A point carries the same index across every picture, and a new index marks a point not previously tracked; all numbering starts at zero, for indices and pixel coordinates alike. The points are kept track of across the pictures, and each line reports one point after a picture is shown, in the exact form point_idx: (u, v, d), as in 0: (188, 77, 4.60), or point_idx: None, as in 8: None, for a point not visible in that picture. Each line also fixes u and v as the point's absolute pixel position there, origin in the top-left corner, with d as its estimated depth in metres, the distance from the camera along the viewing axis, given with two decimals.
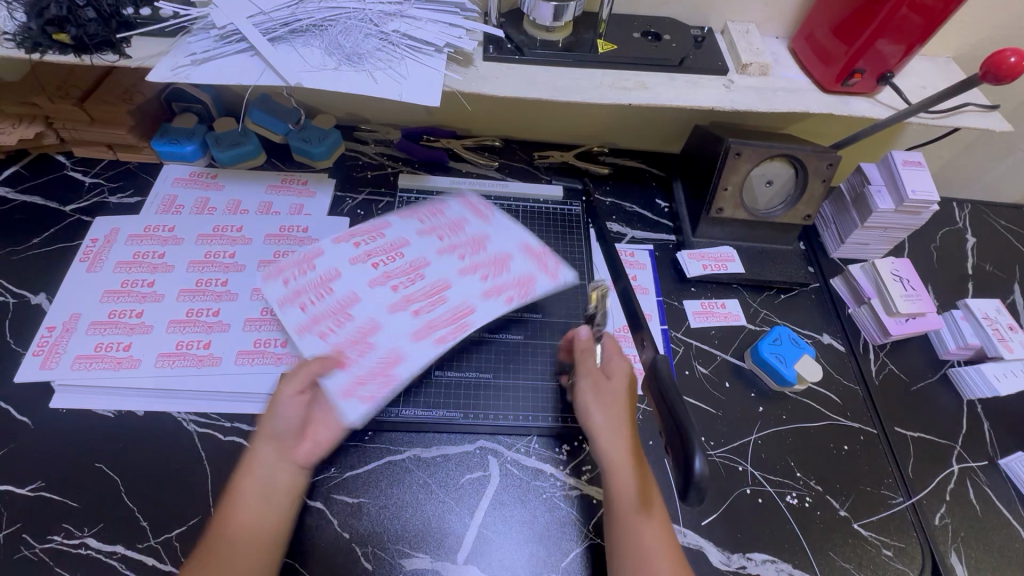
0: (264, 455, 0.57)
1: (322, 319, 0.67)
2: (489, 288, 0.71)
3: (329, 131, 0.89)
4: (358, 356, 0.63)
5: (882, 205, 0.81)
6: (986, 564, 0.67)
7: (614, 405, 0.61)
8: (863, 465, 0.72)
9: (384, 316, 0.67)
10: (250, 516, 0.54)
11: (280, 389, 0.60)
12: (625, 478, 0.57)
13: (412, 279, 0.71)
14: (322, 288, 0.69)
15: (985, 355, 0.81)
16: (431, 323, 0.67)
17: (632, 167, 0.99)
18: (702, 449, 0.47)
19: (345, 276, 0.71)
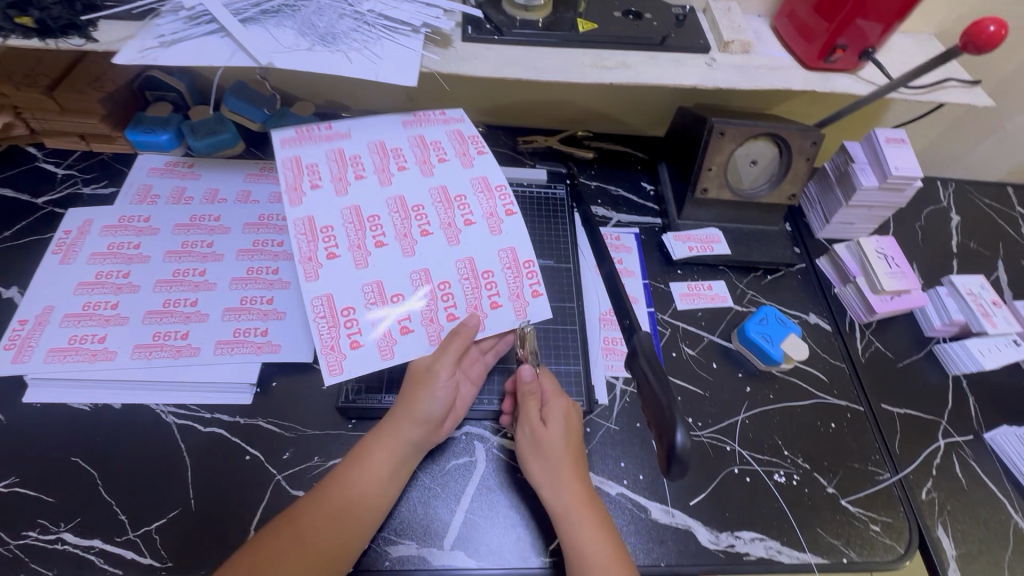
0: (412, 434, 0.59)
1: (382, 322, 0.59)
2: (481, 183, 0.67)
3: (309, 118, 0.87)
4: (381, 311, 0.60)
5: (866, 182, 0.81)
6: (972, 537, 0.67)
7: (557, 448, 0.60)
8: (851, 442, 0.72)
9: (434, 259, 0.62)
10: (372, 492, 0.57)
11: (417, 379, 0.60)
12: (574, 521, 0.57)
13: (368, 208, 0.64)
14: (373, 282, 0.60)
15: (970, 331, 0.82)
16: (470, 235, 0.64)
17: (617, 151, 0.99)
18: (684, 425, 0.46)
19: (378, 246, 0.62)
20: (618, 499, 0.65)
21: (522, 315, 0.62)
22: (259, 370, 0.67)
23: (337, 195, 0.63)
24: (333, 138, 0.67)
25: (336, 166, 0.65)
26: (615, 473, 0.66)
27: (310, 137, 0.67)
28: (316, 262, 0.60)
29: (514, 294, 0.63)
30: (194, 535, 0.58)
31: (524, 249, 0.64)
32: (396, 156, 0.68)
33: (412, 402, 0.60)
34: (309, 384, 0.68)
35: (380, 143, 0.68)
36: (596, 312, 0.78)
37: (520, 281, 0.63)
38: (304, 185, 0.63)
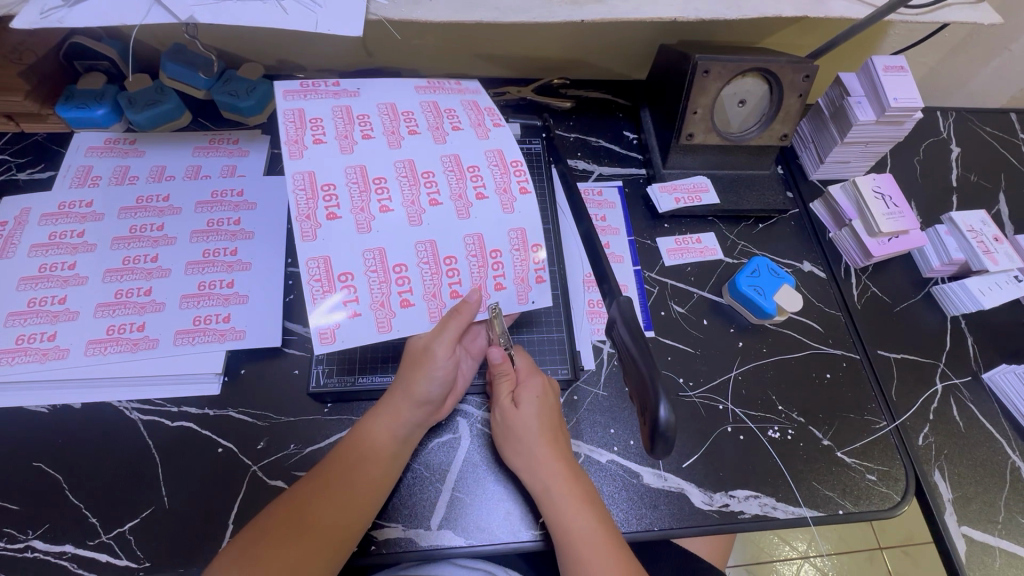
0: (414, 415, 0.57)
1: (380, 294, 0.55)
2: (495, 156, 0.61)
3: (257, 81, 0.80)
4: (375, 290, 0.55)
5: (863, 117, 0.75)
6: (969, 480, 0.66)
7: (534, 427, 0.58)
8: (846, 392, 0.70)
9: (441, 232, 0.57)
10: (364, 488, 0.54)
11: (418, 358, 0.57)
12: (559, 501, 0.55)
13: (378, 181, 0.57)
14: (374, 249, 0.55)
15: (970, 270, 0.78)
16: (481, 210, 0.58)
17: (596, 98, 0.91)
18: (668, 396, 0.43)
19: (383, 211, 0.56)
20: (608, 466, 0.63)
21: (525, 301, 0.60)
22: (225, 358, 0.64)
23: (341, 152, 0.57)
24: (341, 95, 0.61)
25: (341, 123, 0.59)
26: (605, 440, 0.64)
27: (316, 91, 0.61)
28: (314, 222, 0.54)
29: (518, 277, 0.59)
30: (171, 534, 0.56)
31: (535, 232, 0.59)
32: (407, 119, 0.62)
33: (409, 385, 0.57)
34: (279, 370, 0.65)
35: (391, 105, 0.62)
36: (579, 275, 0.74)
37: (527, 265, 0.59)
38: (306, 139, 0.57)
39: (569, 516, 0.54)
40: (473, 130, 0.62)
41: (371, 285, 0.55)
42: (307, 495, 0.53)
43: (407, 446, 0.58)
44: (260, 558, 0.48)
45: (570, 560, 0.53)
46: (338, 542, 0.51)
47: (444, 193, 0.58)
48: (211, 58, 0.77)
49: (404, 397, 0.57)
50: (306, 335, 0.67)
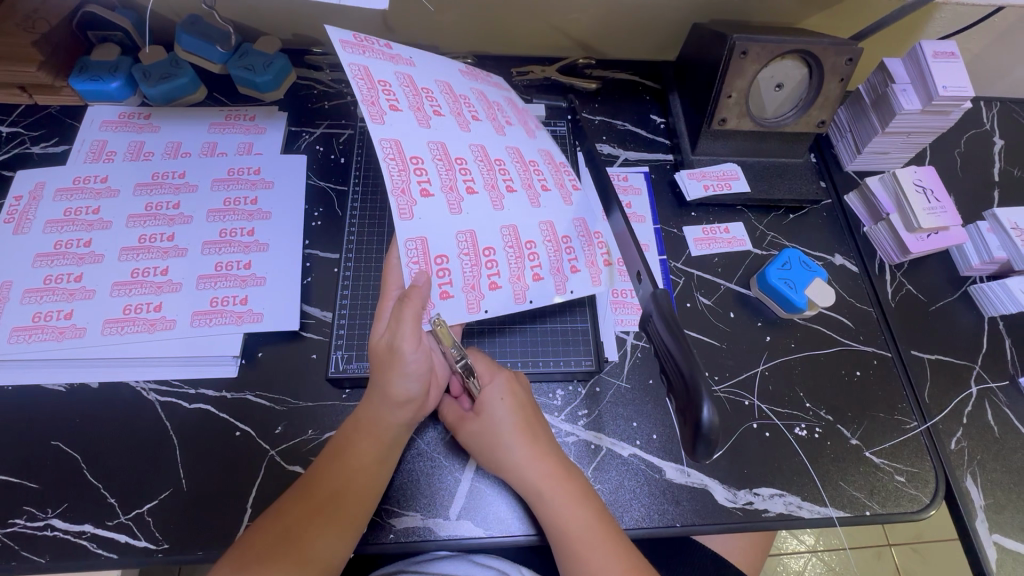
0: (398, 417, 0.55)
1: (471, 275, 0.56)
2: (547, 157, 0.65)
3: (275, 56, 0.78)
4: (466, 274, 0.56)
5: (908, 106, 0.72)
6: (1002, 486, 0.64)
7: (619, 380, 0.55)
8: (876, 390, 0.68)
9: (519, 217, 0.59)
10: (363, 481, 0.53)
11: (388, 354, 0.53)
12: (551, 501, 0.54)
13: (459, 163, 0.58)
14: (466, 232, 0.56)
15: (1010, 269, 0.75)
16: (548, 200, 0.62)
17: (623, 80, 0.88)
18: (711, 395, 0.42)
19: (470, 193, 0.57)
20: (631, 460, 0.62)
21: (598, 282, 0.61)
22: (242, 340, 0.63)
23: (420, 126, 0.56)
24: (398, 60, 0.59)
25: (410, 93, 0.58)
26: (627, 433, 0.63)
27: (371, 49, 0.58)
28: (410, 198, 0.54)
29: (588, 261, 0.61)
30: (189, 517, 0.55)
31: (594, 221, 0.63)
32: (466, 102, 0.62)
33: (385, 386, 0.53)
34: (297, 354, 0.64)
35: (447, 84, 0.62)
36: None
37: (592, 249, 0.62)
38: (382, 102, 0.55)
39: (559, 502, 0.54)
40: (522, 128, 0.66)
41: (463, 266, 0.56)
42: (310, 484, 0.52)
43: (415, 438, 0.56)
44: (259, 554, 0.47)
45: (569, 556, 0.53)
46: (339, 552, 0.50)
47: (517, 185, 0.61)
48: (228, 32, 0.75)
49: (380, 398, 0.54)
50: (324, 319, 0.66)
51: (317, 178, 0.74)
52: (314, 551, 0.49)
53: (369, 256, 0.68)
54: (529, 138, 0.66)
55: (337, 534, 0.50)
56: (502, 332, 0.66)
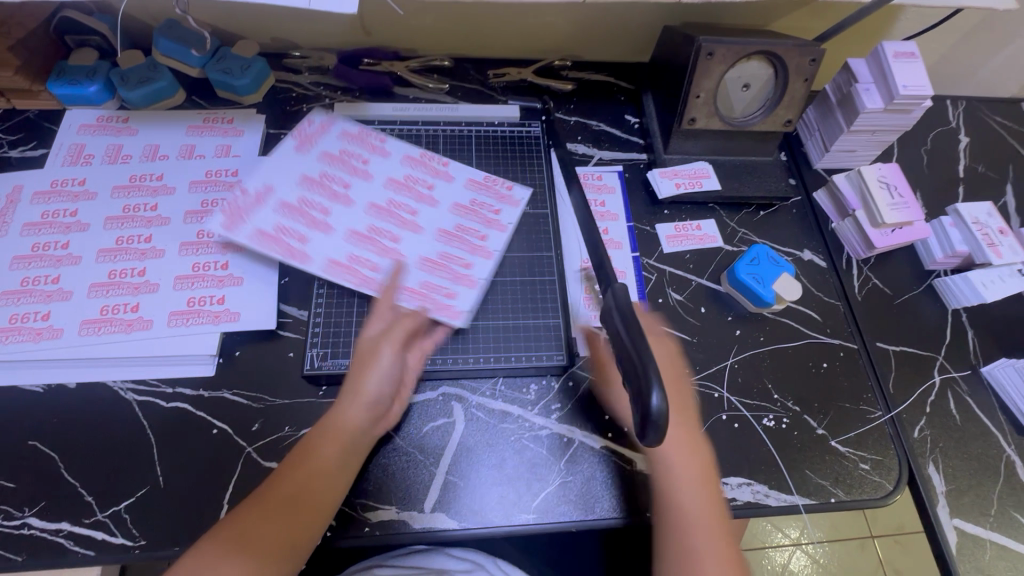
0: (357, 415, 0.57)
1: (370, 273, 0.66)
2: (411, 161, 0.75)
3: (252, 59, 0.79)
4: (362, 275, 0.66)
5: (870, 105, 0.74)
6: (963, 473, 0.66)
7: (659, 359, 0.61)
8: (842, 381, 0.70)
9: (399, 229, 0.70)
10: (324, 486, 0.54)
11: (362, 358, 0.59)
12: (684, 487, 0.57)
13: (328, 211, 0.70)
14: (349, 252, 0.68)
15: (973, 262, 0.78)
16: (425, 210, 0.72)
17: (598, 81, 0.90)
18: (659, 383, 0.43)
19: (341, 227, 0.69)
20: (602, 452, 0.63)
21: (503, 232, 0.72)
22: (219, 339, 0.63)
23: (282, 192, 0.70)
24: (287, 150, 0.73)
25: (308, 184, 0.72)
26: (599, 426, 0.64)
27: (284, 155, 0.72)
28: (298, 250, 0.67)
29: (484, 224, 0.72)
30: (166, 513, 0.56)
31: (475, 196, 0.73)
32: (338, 159, 0.74)
33: (357, 386, 0.58)
34: (274, 353, 0.65)
35: (327, 154, 0.74)
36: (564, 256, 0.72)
37: (479, 215, 0.72)
38: (276, 186, 0.70)
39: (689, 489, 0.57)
40: (392, 155, 0.75)
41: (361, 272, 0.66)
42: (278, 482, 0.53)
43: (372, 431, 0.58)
44: (235, 542, 0.49)
45: (678, 541, 0.55)
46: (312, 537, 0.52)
47: (395, 206, 0.72)
48: (204, 36, 0.77)
49: (349, 398, 0.57)
50: (301, 317, 0.67)
51: None
52: (274, 549, 0.50)
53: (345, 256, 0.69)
54: (389, 158, 0.75)
55: (302, 532, 0.52)
56: (473, 331, 0.67)
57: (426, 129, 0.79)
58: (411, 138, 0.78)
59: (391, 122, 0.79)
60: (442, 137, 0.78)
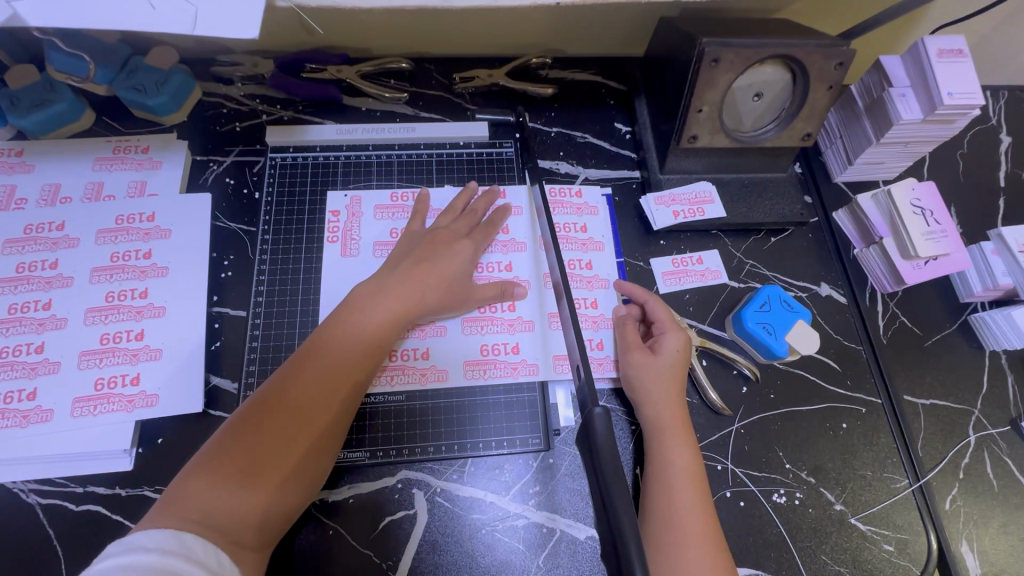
0: (352, 338, 0.52)
1: (432, 358, 0.59)
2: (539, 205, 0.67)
3: (170, 72, 0.67)
4: (421, 365, 0.58)
5: (907, 115, 0.62)
6: (1000, 549, 0.58)
7: (652, 393, 0.55)
8: (864, 444, 0.61)
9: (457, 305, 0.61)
10: (300, 408, 0.48)
11: (342, 315, 0.53)
12: (683, 545, 0.47)
13: None
14: None
15: (1017, 296, 0.67)
16: (518, 261, 0.63)
17: (583, 81, 0.77)
18: (645, 570, 0.33)
19: None
20: (587, 544, 0.54)
21: (604, 284, 0.65)
22: (135, 427, 0.54)
23: (344, 257, 0.61)
24: (351, 207, 0.64)
25: (383, 235, 0.62)
26: (584, 512, 0.55)
27: (341, 228, 0.63)
28: None
29: (586, 283, 0.64)
30: None
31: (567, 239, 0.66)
32: (403, 205, 0.64)
33: (340, 325, 0.52)
34: (202, 438, 0.55)
35: (384, 199, 0.64)
36: (540, 312, 0.61)
37: (573, 271, 0.65)
38: (334, 246, 0.62)
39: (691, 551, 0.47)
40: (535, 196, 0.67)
41: (420, 358, 0.59)
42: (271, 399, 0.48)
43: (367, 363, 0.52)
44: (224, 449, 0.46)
45: None
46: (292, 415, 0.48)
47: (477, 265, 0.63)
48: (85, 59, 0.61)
49: (341, 326, 0.52)
50: (234, 391, 0.57)
51: (224, 219, 0.64)
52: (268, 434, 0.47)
53: (282, 319, 0.59)
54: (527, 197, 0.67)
55: (293, 409, 0.48)
56: (435, 409, 0.58)
57: (379, 154, 0.67)
58: (360, 166, 0.66)
59: (337, 147, 0.67)
60: (398, 164, 0.67)
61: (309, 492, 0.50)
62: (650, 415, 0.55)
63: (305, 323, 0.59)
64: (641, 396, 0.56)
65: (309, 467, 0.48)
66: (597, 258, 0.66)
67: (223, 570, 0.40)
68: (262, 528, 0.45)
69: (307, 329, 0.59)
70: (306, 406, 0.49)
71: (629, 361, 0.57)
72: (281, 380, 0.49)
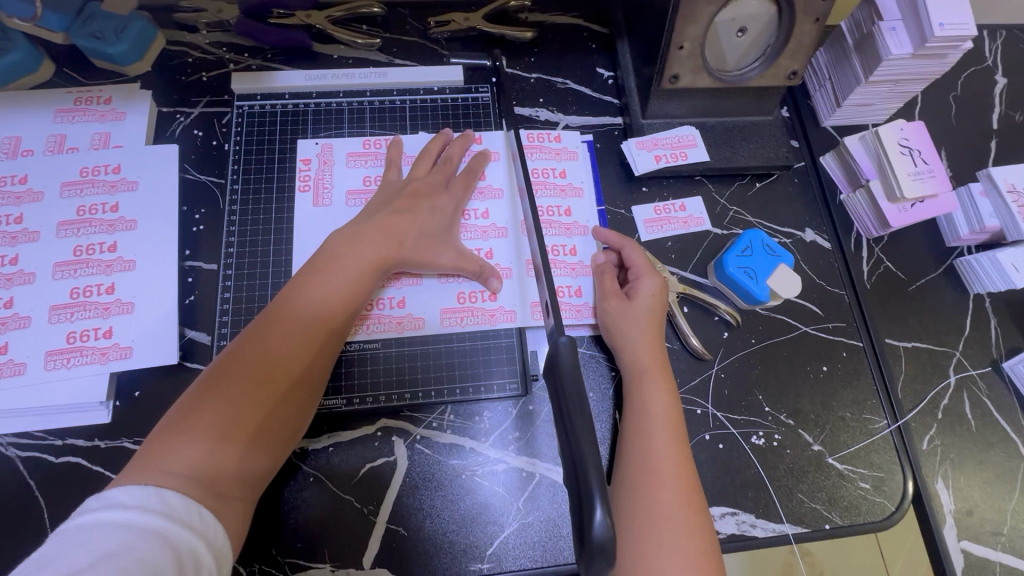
0: (327, 288, 0.50)
1: (408, 307, 0.58)
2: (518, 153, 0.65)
3: (129, 17, 0.64)
4: (398, 314, 0.58)
5: (896, 50, 0.60)
6: (975, 486, 0.59)
7: (630, 339, 0.55)
8: (844, 386, 0.61)
9: None
10: (275, 358, 0.47)
11: (318, 264, 0.52)
12: (655, 483, 0.48)
13: None
14: None
15: (1004, 238, 0.66)
16: (496, 209, 0.62)
17: (564, 24, 0.74)
18: (603, 493, 0.34)
19: None
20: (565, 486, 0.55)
21: (585, 231, 0.63)
22: (111, 380, 0.54)
23: (317, 206, 0.60)
24: (323, 156, 0.62)
25: (357, 184, 0.61)
26: None
27: (314, 177, 0.61)
28: None
29: (566, 230, 0.63)
30: None
31: (547, 186, 0.65)
32: (377, 153, 0.62)
33: (315, 275, 0.51)
34: (179, 390, 0.55)
35: (357, 147, 0.62)
36: (518, 260, 0.60)
37: (552, 219, 0.63)
38: (307, 196, 0.60)
39: (665, 489, 0.47)
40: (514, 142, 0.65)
41: (396, 308, 0.58)
42: (245, 350, 0.47)
43: (343, 315, 0.51)
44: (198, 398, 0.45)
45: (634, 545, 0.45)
46: (267, 365, 0.47)
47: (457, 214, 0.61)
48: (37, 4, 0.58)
49: (317, 275, 0.51)
50: (209, 344, 0.57)
51: (193, 171, 0.62)
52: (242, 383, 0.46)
53: (255, 271, 0.58)
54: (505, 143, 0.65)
55: (267, 359, 0.47)
56: (412, 357, 0.57)
57: (350, 101, 0.65)
58: (330, 114, 0.64)
59: (307, 94, 0.65)
60: (370, 111, 0.65)
61: (291, 441, 0.50)
62: (628, 361, 0.55)
63: (279, 273, 0.58)
64: (620, 342, 0.56)
65: (288, 418, 0.48)
66: (578, 205, 0.65)
67: (206, 527, 0.40)
68: (246, 478, 0.45)
69: (280, 280, 0.58)
70: (281, 356, 0.47)
71: (605, 308, 0.57)
72: (256, 331, 0.48)
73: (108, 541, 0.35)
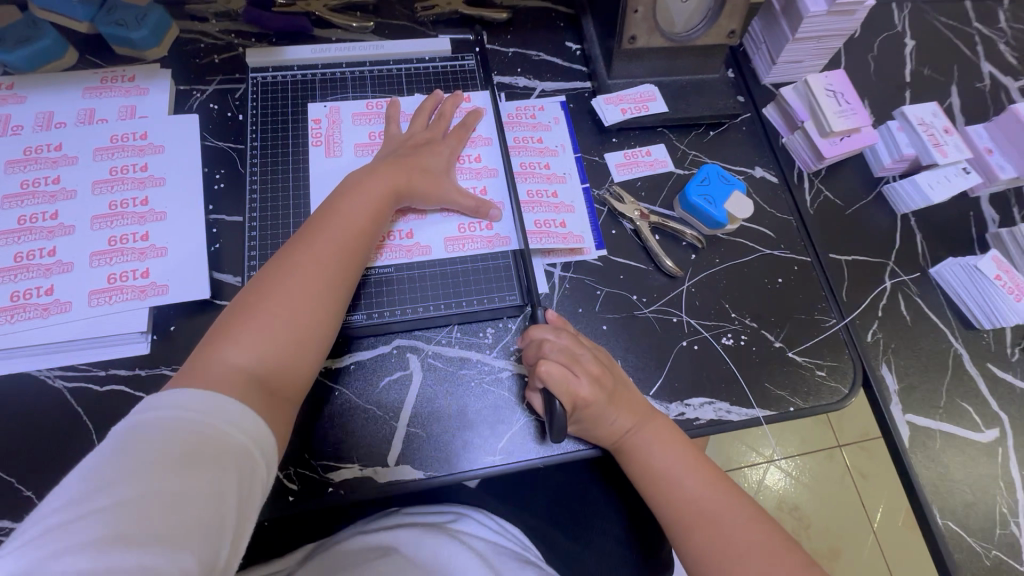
0: (347, 210, 0.57)
1: (416, 240, 0.65)
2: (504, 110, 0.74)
3: (149, 7, 0.71)
4: (406, 243, 0.65)
5: (814, 8, 0.72)
6: (914, 370, 0.68)
7: None
8: (796, 294, 0.70)
9: None
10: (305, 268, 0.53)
11: (339, 195, 0.59)
12: None
13: None
14: None
15: (920, 165, 0.77)
16: (487, 154, 0.71)
17: (534, 8, 0.84)
18: None
19: None
20: None
21: (566, 174, 0.72)
22: (149, 315, 0.59)
23: (328, 157, 0.67)
24: (330, 116, 0.70)
25: (362, 139, 0.69)
26: None
27: (323, 134, 0.69)
28: None
29: (549, 174, 0.72)
30: None
31: (531, 138, 0.74)
32: (379, 113, 0.71)
33: (337, 202, 0.58)
34: (211, 323, 0.61)
35: (361, 109, 0.71)
36: (509, 196, 0.69)
37: (536, 164, 0.72)
38: (318, 150, 0.68)
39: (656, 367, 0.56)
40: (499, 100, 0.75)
41: (405, 240, 0.65)
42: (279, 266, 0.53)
43: (363, 231, 0.57)
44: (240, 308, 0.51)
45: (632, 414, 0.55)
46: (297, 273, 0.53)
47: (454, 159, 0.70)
48: None
49: (337, 203, 0.58)
50: (237, 284, 0.63)
51: (212, 138, 0.69)
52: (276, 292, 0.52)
53: (276, 215, 0.65)
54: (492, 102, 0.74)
55: (297, 269, 0.53)
56: (421, 281, 0.64)
57: (352, 70, 0.73)
58: (335, 81, 0.72)
59: (313, 65, 0.73)
60: (370, 78, 0.73)
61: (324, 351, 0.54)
62: None
63: (298, 215, 0.65)
64: None
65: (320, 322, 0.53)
66: (559, 153, 0.74)
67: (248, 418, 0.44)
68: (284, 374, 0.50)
69: (298, 223, 0.65)
70: (310, 266, 0.53)
71: None
72: (289, 250, 0.55)
73: (171, 433, 0.40)
